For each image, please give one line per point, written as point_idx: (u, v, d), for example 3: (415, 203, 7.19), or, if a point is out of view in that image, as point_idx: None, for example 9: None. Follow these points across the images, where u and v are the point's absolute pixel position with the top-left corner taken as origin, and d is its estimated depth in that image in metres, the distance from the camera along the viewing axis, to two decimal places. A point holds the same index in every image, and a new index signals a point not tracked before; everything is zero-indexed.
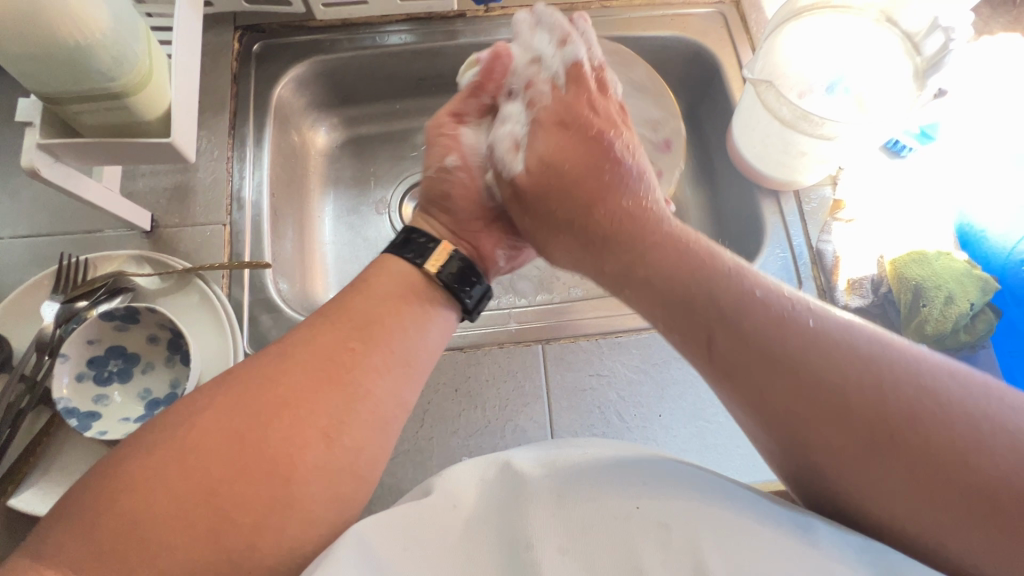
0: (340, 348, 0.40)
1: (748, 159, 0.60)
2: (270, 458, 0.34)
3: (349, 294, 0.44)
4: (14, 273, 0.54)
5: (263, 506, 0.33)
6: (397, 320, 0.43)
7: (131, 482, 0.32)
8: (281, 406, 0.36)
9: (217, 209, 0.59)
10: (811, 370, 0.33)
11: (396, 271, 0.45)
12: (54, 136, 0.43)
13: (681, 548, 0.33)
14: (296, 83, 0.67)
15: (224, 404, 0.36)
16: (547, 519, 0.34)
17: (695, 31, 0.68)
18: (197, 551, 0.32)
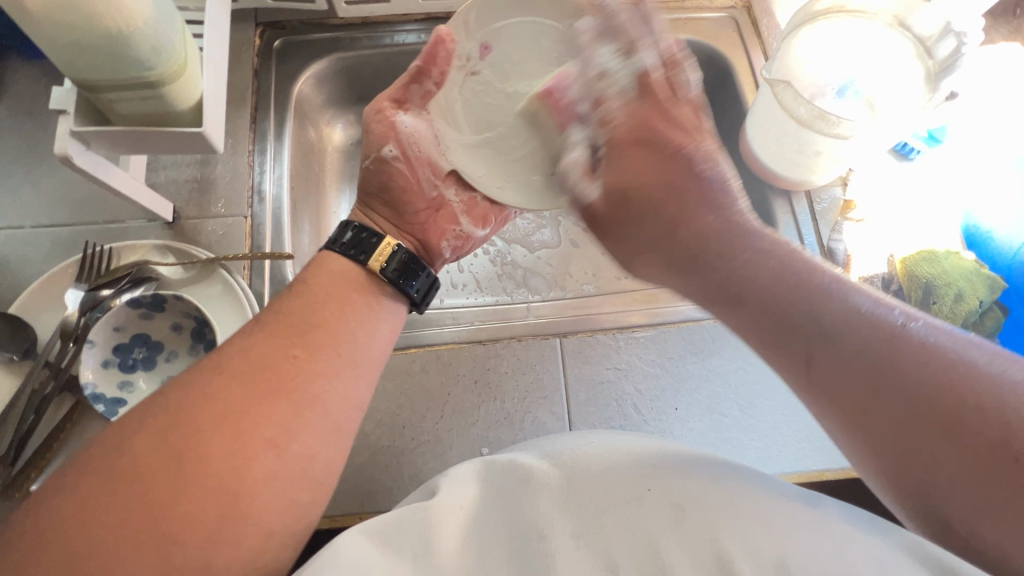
0: (277, 353, 0.39)
1: (762, 159, 0.62)
2: (217, 475, 0.33)
3: (288, 295, 0.44)
4: (36, 262, 0.54)
5: (213, 524, 0.32)
6: (336, 323, 0.43)
7: (80, 506, 0.31)
8: (216, 417, 0.35)
9: (238, 202, 0.59)
10: (872, 348, 0.32)
11: (336, 269, 0.46)
12: (87, 124, 0.43)
13: (696, 528, 0.34)
14: (315, 80, 0.68)
15: (162, 423, 0.34)
16: (556, 502, 0.36)
17: (709, 35, 0.70)
18: (143, 573, 0.30)
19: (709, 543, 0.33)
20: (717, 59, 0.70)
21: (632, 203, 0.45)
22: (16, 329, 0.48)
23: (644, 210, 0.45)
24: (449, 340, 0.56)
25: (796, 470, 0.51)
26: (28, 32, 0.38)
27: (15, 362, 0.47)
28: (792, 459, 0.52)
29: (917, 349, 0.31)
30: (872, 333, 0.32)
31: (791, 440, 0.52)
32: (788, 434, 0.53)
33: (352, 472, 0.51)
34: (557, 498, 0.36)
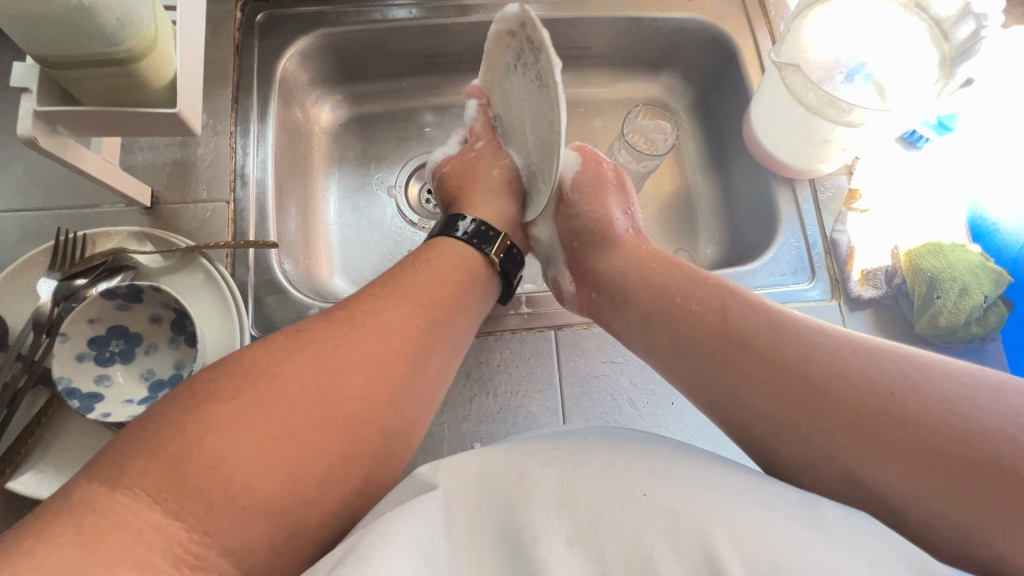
0: (414, 319, 0.44)
1: (764, 145, 0.60)
2: (350, 417, 0.37)
3: (406, 265, 0.48)
4: (7, 247, 0.52)
5: (345, 459, 0.36)
6: (455, 307, 0.47)
7: (219, 422, 0.34)
8: (344, 363, 0.39)
9: (220, 186, 0.57)
10: (839, 377, 0.37)
11: (459, 253, 0.50)
12: (51, 103, 0.41)
13: (690, 537, 0.32)
14: (302, 56, 0.65)
15: (313, 355, 0.39)
16: (551, 507, 0.34)
17: (713, 13, 0.67)
18: (274, 491, 0.33)
19: (701, 548, 0.31)
20: (721, 39, 0.67)
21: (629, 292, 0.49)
22: None
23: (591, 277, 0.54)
24: None
25: None
26: None
27: None
28: None
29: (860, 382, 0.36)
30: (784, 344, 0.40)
31: None
32: None
33: None
34: (614, 453, 0.38)
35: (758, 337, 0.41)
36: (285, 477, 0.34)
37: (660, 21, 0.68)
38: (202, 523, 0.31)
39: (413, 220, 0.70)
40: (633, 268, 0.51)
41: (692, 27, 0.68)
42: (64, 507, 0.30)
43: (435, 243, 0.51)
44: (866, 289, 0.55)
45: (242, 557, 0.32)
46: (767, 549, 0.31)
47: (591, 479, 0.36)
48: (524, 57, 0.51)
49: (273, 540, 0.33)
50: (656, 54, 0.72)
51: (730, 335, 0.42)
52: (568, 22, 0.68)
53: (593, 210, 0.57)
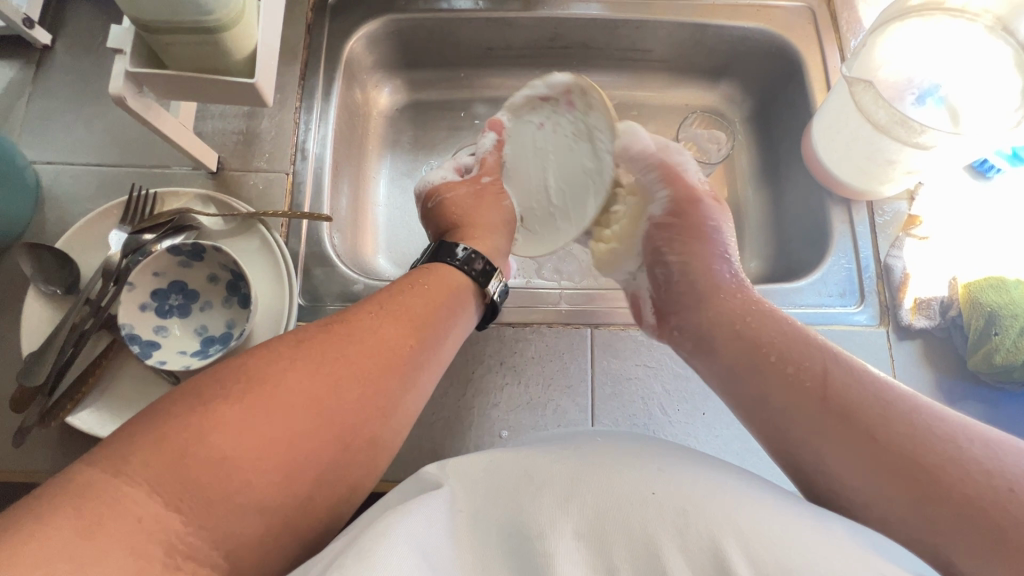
0: (410, 342, 0.44)
1: (823, 162, 0.58)
2: (342, 424, 0.38)
3: (402, 286, 0.47)
4: (84, 199, 0.55)
5: (339, 465, 0.37)
6: (445, 329, 0.47)
7: (221, 420, 0.34)
8: (343, 374, 0.39)
9: (281, 158, 0.59)
10: (880, 414, 0.37)
11: (449, 278, 0.50)
12: (142, 65, 0.43)
13: (699, 540, 0.32)
14: (369, 39, 0.66)
15: (309, 362, 0.39)
16: (559, 503, 0.34)
17: (781, 25, 0.65)
18: (270, 494, 0.34)
19: (708, 548, 0.32)
20: (787, 52, 0.66)
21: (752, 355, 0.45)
22: (61, 263, 0.49)
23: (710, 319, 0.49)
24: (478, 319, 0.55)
25: None
26: None
27: (59, 297, 0.49)
28: None
29: (904, 424, 0.37)
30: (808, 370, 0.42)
31: None
32: None
33: None
34: (620, 454, 0.38)
35: (818, 369, 0.41)
36: (278, 480, 0.34)
37: (726, 29, 0.67)
38: (197, 518, 0.32)
39: None
40: (716, 314, 0.49)
41: (758, 37, 0.67)
42: (70, 489, 0.31)
43: (429, 267, 0.51)
44: (918, 319, 0.53)
45: (236, 550, 0.33)
46: (777, 550, 0.31)
47: (596, 479, 0.36)
48: (557, 116, 0.56)
49: (267, 535, 0.34)
50: (717, 62, 0.71)
51: (765, 389, 0.43)
52: (631, 24, 0.67)
53: (693, 255, 0.55)
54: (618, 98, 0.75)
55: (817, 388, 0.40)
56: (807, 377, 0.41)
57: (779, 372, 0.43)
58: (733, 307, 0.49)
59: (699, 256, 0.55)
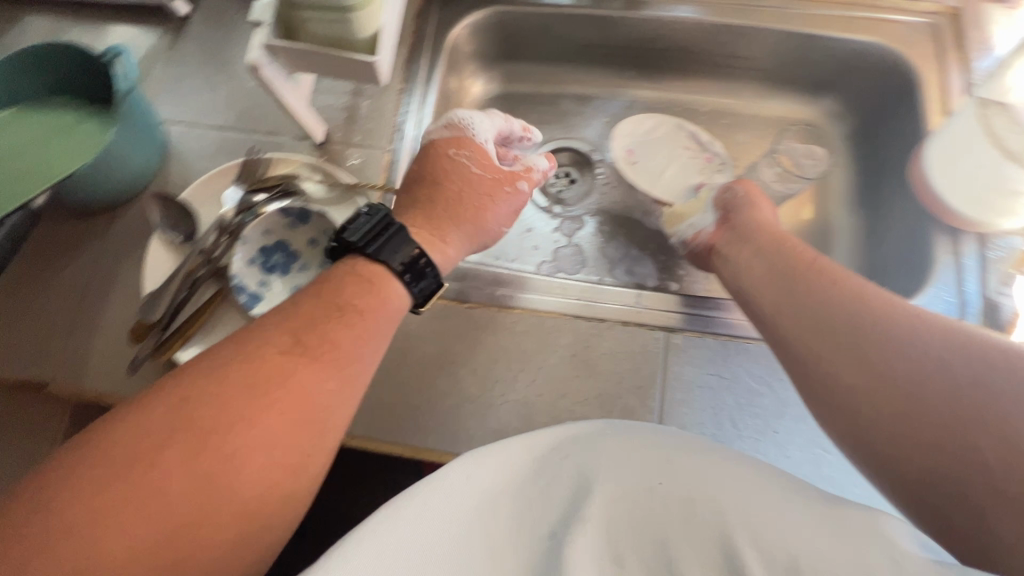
0: (366, 344, 0.43)
1: (935, 188, 0.55)
2: (268, 461, 0.36)
3: (323, 303, 0.43)
4: (204, 158, 0.60)
5: (264, 471, 0.36)
6: (365, 347, 0.43)
7: (133, 459, 0.34)
8: (282, 377, 0.39)
9: (381, 136, 0.62)
10: (902, 342, 0.40)
11: (394, 292, 0.46)
12: (279, 37, 0.47)
13: (705, 524, 0.36)
14: (472, 29, 0.68)
15: (199, 385, 0.37)
16: (567, 494, 0.37)
17: (900, 40, 0.62)
18: (195, 547, 0.33)
19: (716, 532, 0.35)
20: (903, 69, 0.63)
21: (786, 274, 0.49)
22: (183, 214, 0.54)
23: (759, 246, 0.54)
24: (553, 309, 0.56)
25: None
26: None
27: (179, 244, 0.53)
28: None
29: (923, 357, 0.39)
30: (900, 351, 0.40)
31: None
32: None
33: (440, 412, 0.52)
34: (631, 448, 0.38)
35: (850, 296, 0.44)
36: (199, 527, 0.34)
37: (838, 42, 0.64)
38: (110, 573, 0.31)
39: (538, 201, 0.73)
40: (766, 241, 0.54)
41: (872, 52, 0.64)
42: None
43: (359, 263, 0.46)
44: None
45: None
46: (787, 541, 0.34)
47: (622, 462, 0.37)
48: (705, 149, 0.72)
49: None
50: (822, 76, 0.69)
51: (801, 303, 0.46)
52: (736, 30, 0.66)
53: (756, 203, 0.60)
54: (709, 105, 0.74)
55: (848, 308, 0.44)
56: (898, 362, 0.40)
57: (867, 351, 0.41)
58: (782, 247, 0.52)
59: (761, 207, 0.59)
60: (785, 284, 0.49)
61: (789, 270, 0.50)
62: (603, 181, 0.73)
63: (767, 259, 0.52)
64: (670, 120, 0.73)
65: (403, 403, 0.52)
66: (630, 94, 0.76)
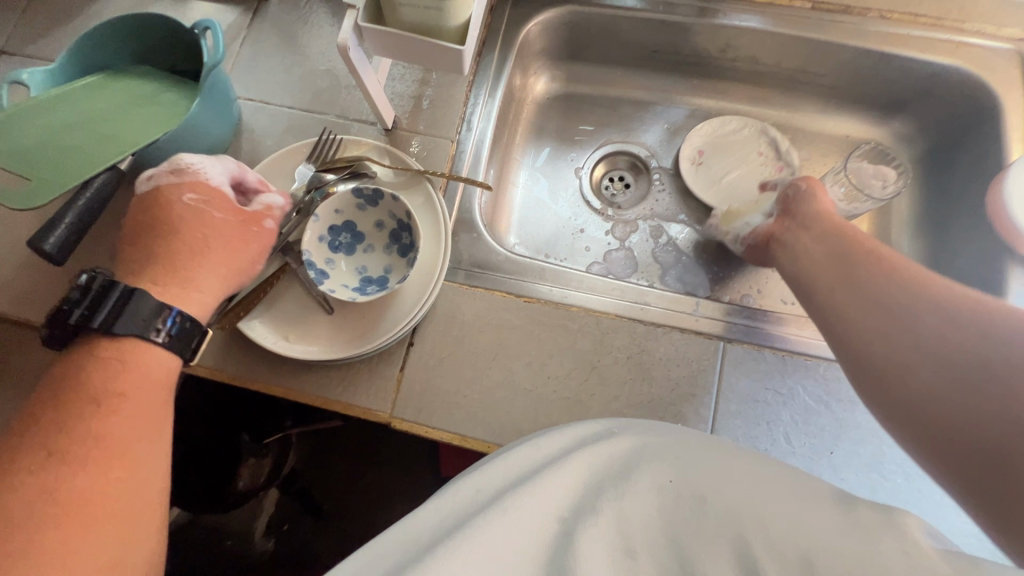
0: (154, 400, 0.41)
1: (1014, 218, 0.54)
2: (102, 516, 0.36)
3: (109, 360, 0.41)
4: (275, 136, 0.62)
5: (102, 534, 0.36)
6: (128, 385, 0.40)
7: None
8: (77, 436, 0.37)
9: (448, 125, 0.62)
10: (948, 324, 0.39)
11: (151, 365, 0.42)
12: (369, 20, 0.48)
13: (721, 524, 0.33)
14: (543, 27, 0.68)
15: (18, 466, 0.36)
16: (571, 490, 0.36)
17: (984, 64, 0.61)
18: None
19: (731, 532, 0.32)
20: (983, 95, 0.61)
21: (843, 265, 0.50)
22: None
23: (819, 237, 0.54)
24: (610, 310, 0.56)
25: None
26: None
27: None
28: None
29: (965, 334, 0.38)
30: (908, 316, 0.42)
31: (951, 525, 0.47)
32: (954, 520, 0.47)
33: (491, 403, 0.52)
34: (634, 453, 0.39)
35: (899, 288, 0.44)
36: None
37: (916, 63, 0.63)
38: None
39: (592, 203, 0.73)
40: (825, 232, 0.54)
41: (951, 75, 0.62)
42: None
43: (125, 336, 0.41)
44: None
45: None
46: (797, 540, 0.31)
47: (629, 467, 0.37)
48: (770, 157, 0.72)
49: None
50: (894, 96, 0.68)
51: (854, 294, 0.47)
52: (810, 44, 0.65)
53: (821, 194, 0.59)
54: (773, 119, 0.74)
55: (897, 297, 0.44)
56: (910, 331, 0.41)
57: (913, 330, 0.41)
58: (841, 239, 0.52)
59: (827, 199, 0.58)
60: (842, 274, 0.49)
61: (845, 258, 0.50)
62: (660, 187, 0.73)
63: (824, 251, 0.52)
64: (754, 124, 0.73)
65: (454, 391, 0.53)
66: (692, 102, 0.75)
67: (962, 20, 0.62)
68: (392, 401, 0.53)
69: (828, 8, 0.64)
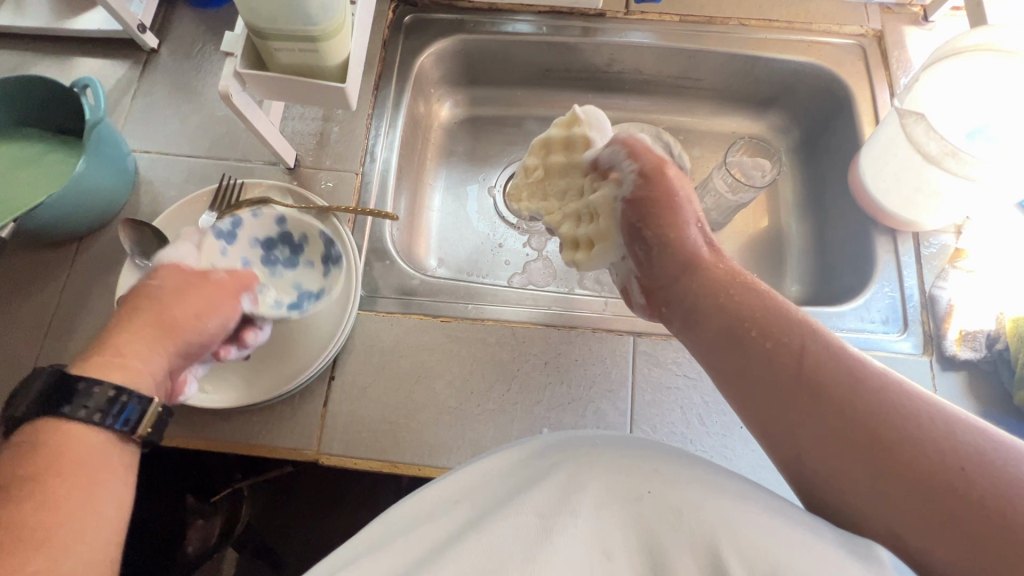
0: (99, 467, 0.40)
1: (871, 192, 0.60)
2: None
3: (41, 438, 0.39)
4: (175, 186, 0.61)
5: None
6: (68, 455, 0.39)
7: None
8: (17, 495, 0.36)
9: (351, 159, 0.63)
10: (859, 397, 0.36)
11: (89, 441, 0.40)
12: (249, 67, 0.49)
13: (694, 534, 0.34)
14: (437, 57, 0.72)
15: None
16: (556, 495, 0.36)
17: (832, 59, 0.68)
18: None
19: (705, 545, 0.33)
20: (836, 85, 0.68)
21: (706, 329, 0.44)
22: (157, 240, 0.54)
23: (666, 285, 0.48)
24: (524, 319, 0.58)
25: None
26: None
27: (151, 269, 0.53)
28: None
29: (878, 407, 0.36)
30: (803, 354, 0.39)
31: None
32: None
33: (418, 426, 0.53)
34: (626, 456, 0.39)
35: (799, 355, 0.39)
36: None
37: (776, 62, 0.69)
38: None
39: (507, 218, 0.75)
40: (672, 274, 0.47)
41: (807, 71, 0.69)
42: None
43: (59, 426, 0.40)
44: (963, 350, 0.54)
45: None
46: (766, 547, 0.32)
47: (608, 477, 0.37)
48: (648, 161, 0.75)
49: None
50: (766, 93, 0.74)
51: (741, 365, 0.42)
52: (684, 53, 0.71)
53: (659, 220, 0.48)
54: (666, 122, 0.79)
55: (805, 369, 0.39)
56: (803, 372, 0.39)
57: (830, 409, 0.37)
58: (704, 287, 0.45)
59: (670, 222, 0.48)
60: (716, 342, 0.43)
61: (715, 319, 0.44)
62: None
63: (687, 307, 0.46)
64: (651, 129, 0.75)
65: (379, 418, 0.53)
66: None
67: (810, 22, 0.69)
68: (317, 437, 0.52)
69: (694, 21, 0.70)
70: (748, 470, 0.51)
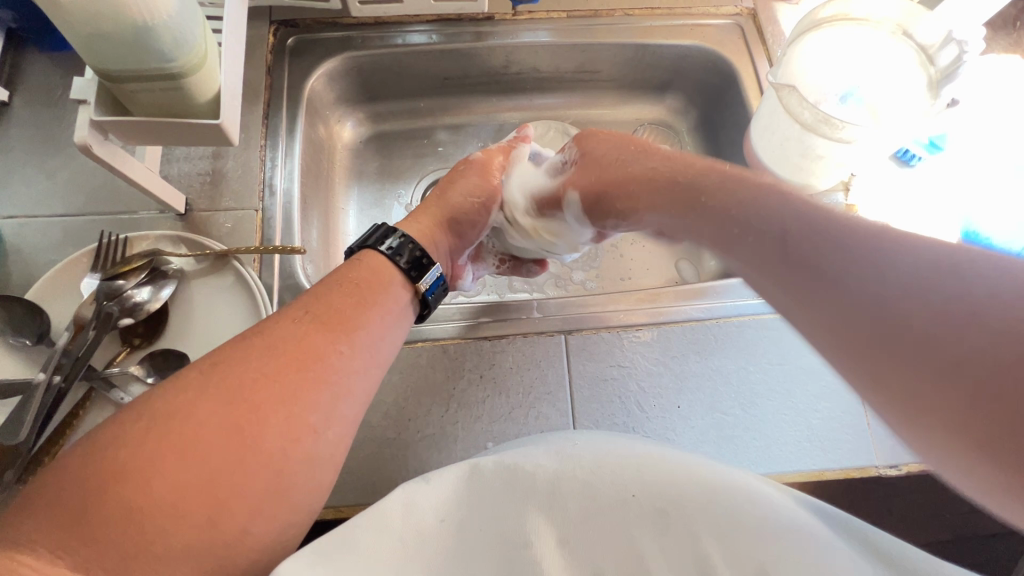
0: None
1: (765, 163, 0.63)
2: None
3: None
4: (48, 251, 0.55)
5: None
6: None
7: None
8: (137, 473, 0.32)
9: (249, 196, 0.60)
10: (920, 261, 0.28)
11: None
12: (107, 113, 0.45)
13: (680, 536, 0.35)
14: (328, 77, 0.69)
15: None
16: (545, 514, 0.36)
17: (714, 40, 0.71)
18: None
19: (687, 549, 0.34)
20: (721, 64, 0.71)
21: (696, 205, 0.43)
22: (31, 314, 0.48)
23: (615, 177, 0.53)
24: (453, 334, 0.57)
25: (795, 470, 0.52)
26: (55, 23, 0.39)
27: (29, 347, 0.48)
28: (792, 458, 0.52)
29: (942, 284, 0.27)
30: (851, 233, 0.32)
31: (790, 440, 0.53)
32: (789, 433, 0.53)
33: (357, 464, 0.51)
34: (617, 460, 0.38)
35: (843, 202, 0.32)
36: None
37: (664, 48, 0.72)
38: None
39: None
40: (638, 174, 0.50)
41: (694, 53, 0.72)
42: None
43: None
44: None
45: None
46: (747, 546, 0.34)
47: (587, 493, 0.37)
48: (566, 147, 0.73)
49: None
50: (660, 78, 0.76)
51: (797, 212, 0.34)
52: (577, 48, 0.72)
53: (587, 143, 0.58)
54: (573, 117, 0.80)
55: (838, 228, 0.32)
56: (884, 250, 0.30)
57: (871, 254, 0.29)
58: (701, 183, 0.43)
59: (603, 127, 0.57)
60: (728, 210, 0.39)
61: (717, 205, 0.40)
62: None
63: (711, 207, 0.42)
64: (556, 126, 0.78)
65: None
66: (496, 118, 0.79)
67: (690, 6, 0.72)
68: None
69: (583, 15, 0.71)
70: (690, 448, 0.52)
